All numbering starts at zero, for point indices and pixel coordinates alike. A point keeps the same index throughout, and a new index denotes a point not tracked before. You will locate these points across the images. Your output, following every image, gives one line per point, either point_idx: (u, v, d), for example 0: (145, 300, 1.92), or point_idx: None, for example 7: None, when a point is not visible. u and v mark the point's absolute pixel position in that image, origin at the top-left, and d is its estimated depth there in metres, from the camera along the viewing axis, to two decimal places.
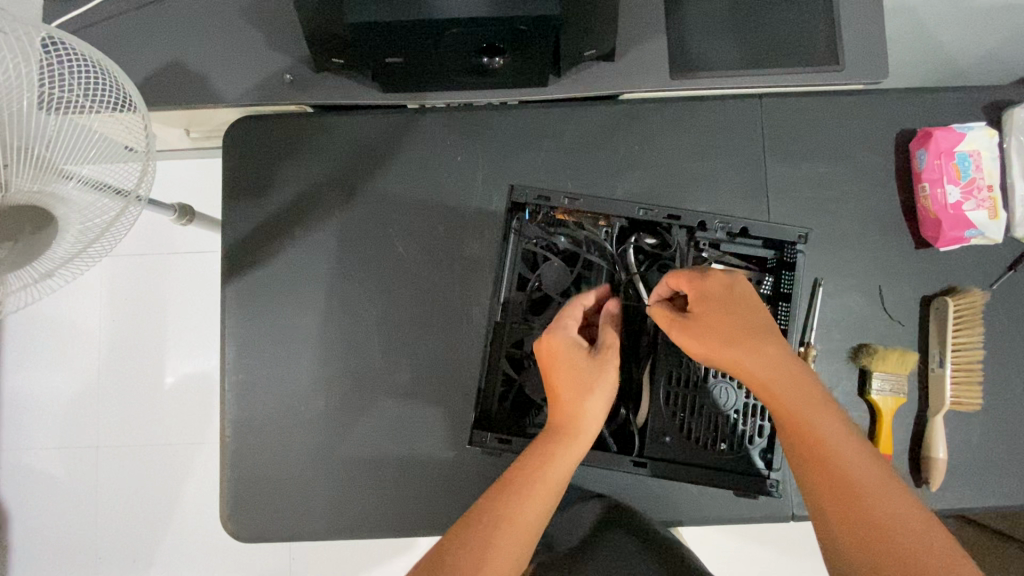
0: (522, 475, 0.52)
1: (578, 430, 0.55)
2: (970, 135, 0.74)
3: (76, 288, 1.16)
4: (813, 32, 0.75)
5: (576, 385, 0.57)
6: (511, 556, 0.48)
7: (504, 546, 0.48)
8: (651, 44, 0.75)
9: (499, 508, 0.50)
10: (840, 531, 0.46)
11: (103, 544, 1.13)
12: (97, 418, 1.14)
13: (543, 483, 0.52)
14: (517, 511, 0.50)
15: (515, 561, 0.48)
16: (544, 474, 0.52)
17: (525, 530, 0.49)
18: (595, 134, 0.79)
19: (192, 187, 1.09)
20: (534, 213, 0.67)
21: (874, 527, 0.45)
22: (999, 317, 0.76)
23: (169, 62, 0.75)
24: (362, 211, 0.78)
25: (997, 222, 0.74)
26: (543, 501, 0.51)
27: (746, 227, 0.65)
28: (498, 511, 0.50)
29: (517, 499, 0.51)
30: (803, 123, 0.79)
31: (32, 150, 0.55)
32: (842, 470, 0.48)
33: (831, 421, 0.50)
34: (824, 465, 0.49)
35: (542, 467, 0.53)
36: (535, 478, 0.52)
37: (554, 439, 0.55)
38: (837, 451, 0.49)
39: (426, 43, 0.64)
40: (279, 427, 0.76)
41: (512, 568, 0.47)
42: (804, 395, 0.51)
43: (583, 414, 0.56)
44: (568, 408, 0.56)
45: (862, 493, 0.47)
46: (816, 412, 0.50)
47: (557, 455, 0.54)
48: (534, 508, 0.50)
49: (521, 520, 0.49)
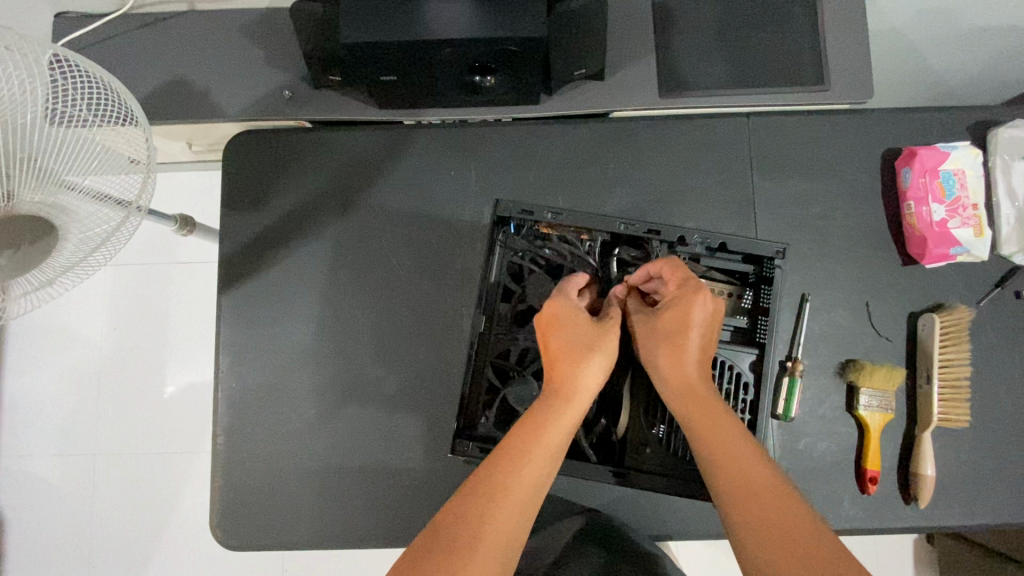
0: (521, 438, 0.51)
1: (579, 394, 0.55)
2: (954, 154, 0.75)
3: (78, 297, 1.17)
4: (798, 53, 0.77)
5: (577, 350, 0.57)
6: (513, 521, 0.46)
7: (505, 508, 0.46)
8: (640, 64, 0.77)
9: (500, 471, 0.49)
10: (757, 554, 0.44)
11: (96, 552, 1.13)
12: (94, 425, 1.15)
13: (543, 443, 0.51)
14: (517, 472, 0.49)
15: (517, 526, 0.46)
16: (543, 436, 0.51)
17: (527, 493, 0.48)
18: (587, 150, 0.81)
19: (194, 198, 1.11)
20: (519, 227, 0.69)
21: (789, 547, 0.43)
22: (987, 334, 0.76)
23: (172, 78, 0.78)
24: (356, 223, 0.80)
25: (982, 240, 0.74)
26: (543, 462, 0.50)
27: (724, 242, 0.66)
28: (498, 474, 0.48)
29: (517, 460, 0.49)
30: (790, 140, 0.80)
31: (37, 161, 0.57)
32: (758, 495, 0.47)
33: (749, 452, 0.50)
34: (741, 488, 0.48)
35: (540, 432, 0.51)
36: (534, 440, 0.51)
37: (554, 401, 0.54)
38: (755, 477, 0.48)
39: (418, 62, 0.66)
40: (271, 435, 0.77)
41: (514, 532, 0.46)
42: (725, 425, 0.52)
43: (577, 387, 0.55)
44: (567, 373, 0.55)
45: (781, 516, 0.45)
46: (734, 441, 0.51)
47: (556, 416, 0.53)
48: (535, 470, 0.49)
49: (522, 483, 0.48)
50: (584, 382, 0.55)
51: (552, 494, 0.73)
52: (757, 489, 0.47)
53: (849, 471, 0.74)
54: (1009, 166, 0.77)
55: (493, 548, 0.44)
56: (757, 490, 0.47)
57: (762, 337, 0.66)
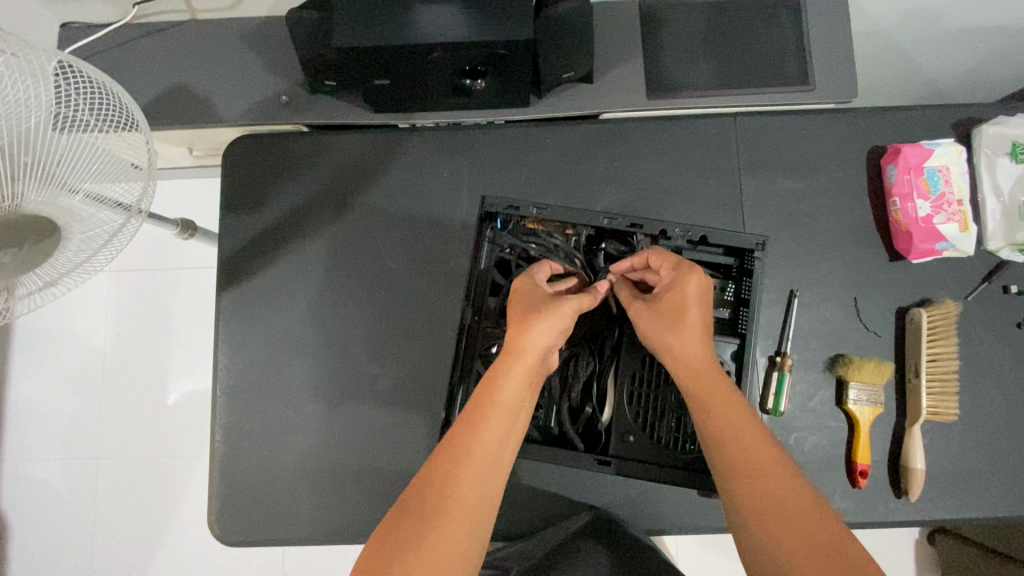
0: (475, 409, 0.54)
1: (528, 353, 0.57)
2: (938, 151, 0.76)
3: (81, 301, 1.20)
4: (783, 54, 0.79)
5: (529, 315, 0.59)
6: (474, 486, 0.50)
7: (465, 478, 0.50)
8: (628, 67, 0.79)
9: (456, 443, 0.52)
10: (759, 526, 0.47)
11: (98, 553, 1.14)
12: (96, 427, 1.17)
13: (495, 410, 0.54)
14: (474, 442, 0.52)
15: (479, 489, 0.50)
16: (495, 403, 0.54)
17: (486, 457, 0.52)
18: (577, 151, 0.82)
19: (195, 203, 1.13)
20: (506, 222, 0.70)
21: (791, 522, 0.46)
22: (975, 328, 0.77)
23: (173, 85, 0.80)
24: (352, 224, 0.82)
25: (967, 235, 0.75)
26: (499, 426, 0.53)
27: (706, 234, 0.67)
28: (456, 446, 0.52)
29: (473, 431, 0.53)
30: (777, 139, 0.81)
31: (42, 165, 0.59)
32: (760, 472, 0.50)
33: (751, 431, 0.53)
34: (746, 466, 0.50)
35: (493, 396, 0.55)
36: (488, 408, 0.54)
37: (504, 365, 0.57)
38: (756, 456, 0.51)
39: (411, 66, 0.68)
40: (267, 432, 0.78)
41: (477, 496, 0.50)
42: (730, 407, 0.54)
43: (526, 343, 0.57)
44: (516, 337, 0.57)
45: (782, 493, 0.48)
46: (738, 421, 0.53)
47: (508, 377, 0.56)
48: (490, 436, 0.53)
49: (479, 451, 0.52)
50: (531, 345, 0.57)
51: (544, 489, 0.74)
52: (760, 467, 0.50)
53: (840, 465, 0.75)
54: (993, 162, 0.78)
55: (458, 514, 0.48)
56: (761, 469, 0.50)
57: (744, 328, 0.67)
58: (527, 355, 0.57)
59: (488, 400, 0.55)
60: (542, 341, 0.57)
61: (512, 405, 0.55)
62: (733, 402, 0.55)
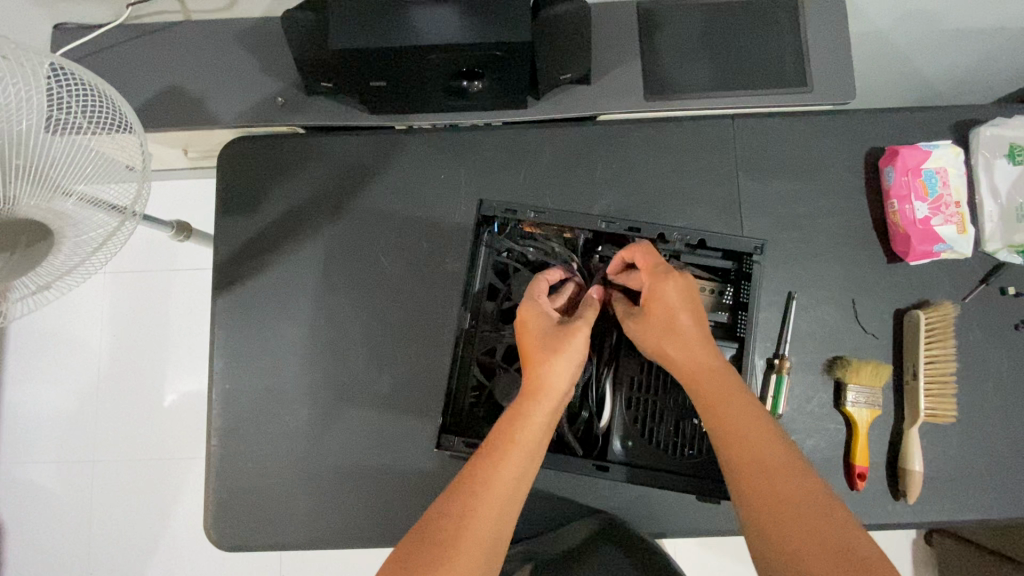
0: (495, 441, 0.52)
1: (549, 393, 0.55)
2: (935, 153, 0.76)
3: (76, 304, 1.19)
4: (780, 55, 0.79)
5: (548, 351, 0.56)
6: (491, 520, 0.48)
7: (483, 514, 0.48)
8: (625, 68, 0.79)
9: (474, 475, 0.50)
10: (770, 528, 0.46)
11: (95, 557, 1.13)
12: (92, 430, 1.16)
13: (516, 447, 0.52)
14: (493, 475, 0.50)
15: (496, 523, 0.48)
16: (516, 437, 0.52)
17: (505, 491, 0.49)
18: (574, 153, 0.82)
19: (190, 205, 1.13)
20: (503, 227, 0.70)
21: (800, 523, 0.46)
22: (972, 330, 0.77)
23: (167, 87, 0.79)
24: (348, 226, 0.81)
25: (965, 237, 0.75)
26: (519, 461, 0.51)
27: (704, 238, 0.67)
28: (474, 478, 0.50)
29: (492, 463, 0.51)
30: (775, 141, 0.81)
31: (34, 168, 0.58)
32: (769, 473, 0.49)
33: (758, 430, 0.52)
34: (754, 467, 0.50)
35: (514, 431, 0.53)
36: (508, 442, 0.52)
37: (524, 403, 0.55)
38: (766, 455, 0.50)
39: (406, 68, 0.68)
40: (264, 435, 0.78)
41: (494, 529, 0.48)
42: (734, 407, 0.54)
43: (547, 380, 0.56)
44: (537, 375, 0.56)
45: (792, 493, 0.48)
46: (745, 420, 0.53)
47: (530, 416, 0.54)
48: (510, 470, 0.51)
49: (498, 484, 0.50)
50: (552, 381, 0.56)
51: (542, 492, 0.73)
52: (770, 468, 0.49)
53: (838, 467, 0.74)
54: (990, 164, 0.78)
55: (473, 547, 0.46)
56: (771, 469, 0.49)
57: (743, 332, 0.67)
58: (548, 396, 0.55)
59: (509, 436, 0.53)
60: (564, 381, 0.56)
61: (533, 440, 0.53)
62: (740, 399, 0.54)
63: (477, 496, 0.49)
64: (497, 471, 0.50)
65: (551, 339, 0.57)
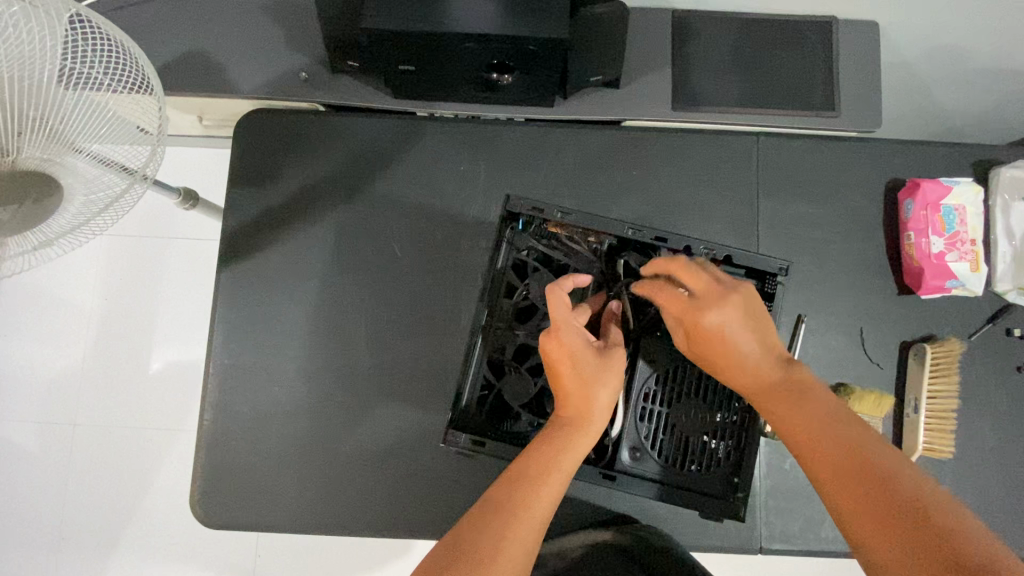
0: (533, 465, 0.51)
1: (590, 423, 0.55)
2: (956, 189, 0.76)
3: (73, 264, 1.17)
4: (811, 78, 0.78)
5: (580, 384, 0.55)
6: (527, 543, 0.47)
7: (519, 534, 0.47)
8: (656, 76, 0.78)
9: (515, 495, 0.49)
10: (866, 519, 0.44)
11: (69, 522, 1.11)
12: (78, 394, 1.14)
13: (555, 472, 0.51)
14: (532, 499, 0.49)
15: (531, 545, 0.47)
16: (556, 464, 0.51)
17: (541, 517, 0.49)
18: (597, 156, 0.81)
19: (199, 174, 1.11)
20: (527, 224, 0.68)
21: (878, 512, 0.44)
22: (975, 368, 0.77)
23: (189, 51, 0.78)
24: (362, 210, 0.80)
25: (978, 275, 0.76)
26: (556, 488, 0.51)
27: (730, 254, 0.66)
28: (514, 499, 0.49)
29: (529, 487, 0.50)
30: (797, 164, 0.81)
31: (49, 121, 0.57)
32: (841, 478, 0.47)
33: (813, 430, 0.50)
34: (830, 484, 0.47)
35: (554, 456, 0.52)
36: (543, 469, 0.51)
37: (560, 431, 0.54)
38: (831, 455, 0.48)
39: (437, 54, 0.67)
40: (258, 414, 0.76)
41: (528, 551, 0.46)
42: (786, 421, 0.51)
43: (593, 408, 0.55)
44: (578, 403, 0.55)
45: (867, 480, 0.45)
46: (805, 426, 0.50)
47: (570, 442, 0.53)
48: (548, 496, 0.50)
49: (536, 509, 0.49)
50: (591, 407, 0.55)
51: None
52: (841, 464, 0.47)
53: None
54: (1008, 206, 0.78)
55: (510, 566, 0.45)
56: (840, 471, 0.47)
57: None
58: (590, 427, 0.55)
59: (547, 460, 0.52)
60: (607, 410, 0.56)
61: (570, 468, 0.52)
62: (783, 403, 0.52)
63: (516, 515, 0.48)
64: (536, 494, 0.49)
65: (595, 367, 0.56)
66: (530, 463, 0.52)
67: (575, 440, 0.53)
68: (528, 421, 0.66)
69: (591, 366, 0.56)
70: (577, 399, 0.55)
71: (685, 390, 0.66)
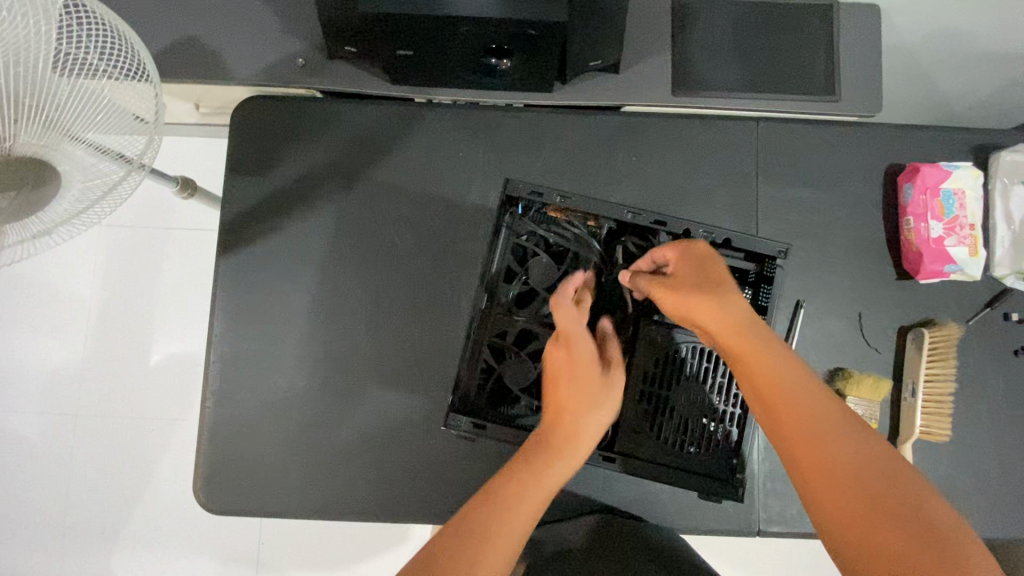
0: (512, 488, 0.56)
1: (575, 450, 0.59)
2: (956, 173, 0.76)
3: (71, 255, 1.16)
4: (811, 61, 0.78)
5: (573, 406, 0.60)
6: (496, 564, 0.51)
7: (490, 554, 0.51)
8: (655, 60, 0.78)
9: (491, 516, 0.53)
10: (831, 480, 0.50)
11: (73, 512, 1.12)
12: (79, 385, 1.14)
13: (532, 496, 0.56)
14: (506, 523, 0.53)
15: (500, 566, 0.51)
16: (532, 489, 0.56)
17: (513, 539, 0.52)
18: (596, 142, 0.80)
19: (197, 164, 1.10)
20: (527, 208, 0.68)
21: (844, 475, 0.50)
22: (973, 352, 0.78)
23: (185, 37, 0.77)
24: (361, 197, 0.80)
25: (976, 260, 0.76)
26: (531, 513, 0.55)
27: (729, 237, 0.66)
28: (490, 522, 0.53)
29: (513, 501, 0.54)
30: (796, 149, 0.81)
31: (44, 111, 0.57)
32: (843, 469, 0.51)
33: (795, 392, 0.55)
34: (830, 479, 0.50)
35: (534, 481, 0.56)
36: (521, 492, 0.56)
37: (543, 458, 0.58)
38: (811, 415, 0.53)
39: (435, 38, 0.66)
40: (259, 402, 0.77)
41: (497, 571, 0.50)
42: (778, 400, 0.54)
43: (580, 434, 0.60)
44: (563, 431, 0.60)
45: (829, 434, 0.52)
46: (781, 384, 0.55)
47: (553, 468, 0.58)
48: (523, 519, 0.54)
49: (508, 532, 0.53)
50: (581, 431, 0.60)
51: None
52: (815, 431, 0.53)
53: None
54: (1007, 189, 0.79)
55: None
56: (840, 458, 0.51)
57: None
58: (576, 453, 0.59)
59: (525, 483, 0.56)
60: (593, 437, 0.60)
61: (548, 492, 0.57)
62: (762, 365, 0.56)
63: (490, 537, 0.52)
64: (510, 516, 0.53)
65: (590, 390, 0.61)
66: (509, 484, 0.56)
67: (556, 466, 0.58)
68: (528, 405, 0.67)
69: (590, 393, 0.61)
70: (564, 425, 0.60)
71: (684, 374, 0.66)
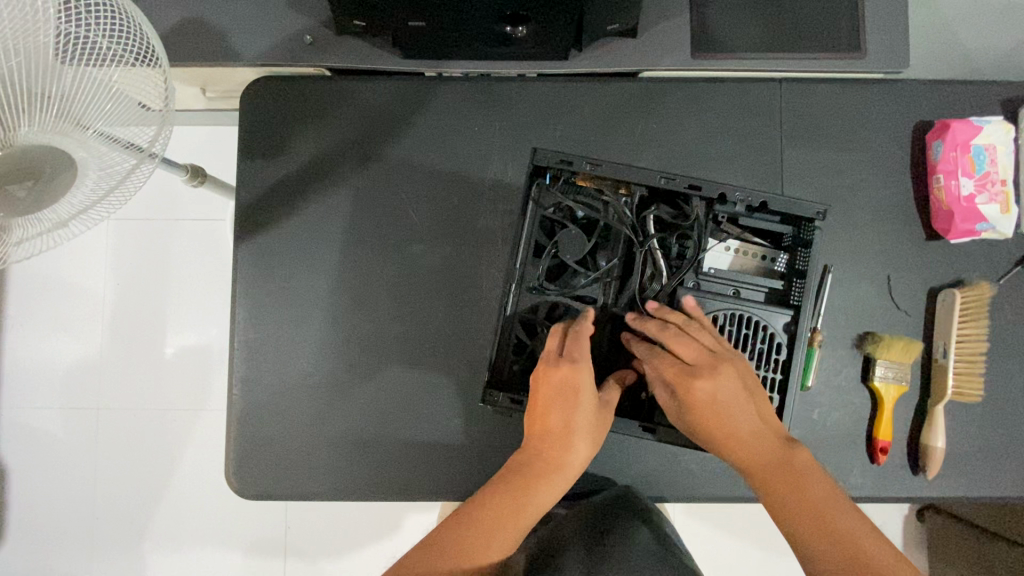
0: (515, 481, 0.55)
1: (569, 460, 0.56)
2: (987, 128, 0.74)
3: (83, 249, 1.16)
4: (837, 17, 0.75)
5: (562, 433, 0.57)
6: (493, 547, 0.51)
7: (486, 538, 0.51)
8: (675, 22, 0.75)
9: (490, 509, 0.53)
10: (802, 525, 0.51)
11: (101, 502, 1.14)
12: (99, 379, 1.14)
13: (531, 495, 0.54)
14: (502, 515, 0.53)
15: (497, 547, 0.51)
16: (532, 486, 0.55)
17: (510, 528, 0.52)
18: (613, 111, 0.78)
19: (205, 151, 1.09)
20: (554, 179, 0.66)
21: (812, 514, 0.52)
22: (1004, 312, 0.77)
23: (189, 18, 0.75)
24: (376, 177, 0.78)
25: (1009, 217, 0.74)
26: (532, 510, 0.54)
27: (766, 201, 0.65)
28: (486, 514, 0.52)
29: (480, 537, 0.51)
30: (821, 109, 0.78)
31: (55, 100, 0.56)
32: (810, 508, 0.52)
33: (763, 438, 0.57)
34: (805, 524, 0.51)
35: (534, 479, 0.55)
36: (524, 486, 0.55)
37: (543, 458, 0.56)
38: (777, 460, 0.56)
39: (449, 7, 0.64)
40: (284, 387, 0.77)
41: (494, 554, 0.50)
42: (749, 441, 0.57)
43: (574, 445, 0.57)
44: (560, 434, 0.57)
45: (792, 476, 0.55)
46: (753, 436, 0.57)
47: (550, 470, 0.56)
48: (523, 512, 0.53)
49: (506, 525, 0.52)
50: (567, 460, 0.57)
51: None
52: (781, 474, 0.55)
53: (860, 441, 0.75)
54: None
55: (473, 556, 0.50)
56: (800, 493, 0.53)
57: (795, 300, 0.65)
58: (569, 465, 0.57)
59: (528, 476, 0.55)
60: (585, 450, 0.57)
61: (552, 491, 0.55)
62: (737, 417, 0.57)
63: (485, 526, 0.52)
64: (509, 505, 0.53)
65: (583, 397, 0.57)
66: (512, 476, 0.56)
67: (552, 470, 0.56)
68: None
69: (579, 409, 0.57)
70: (559, 431, 0.57)
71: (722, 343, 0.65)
